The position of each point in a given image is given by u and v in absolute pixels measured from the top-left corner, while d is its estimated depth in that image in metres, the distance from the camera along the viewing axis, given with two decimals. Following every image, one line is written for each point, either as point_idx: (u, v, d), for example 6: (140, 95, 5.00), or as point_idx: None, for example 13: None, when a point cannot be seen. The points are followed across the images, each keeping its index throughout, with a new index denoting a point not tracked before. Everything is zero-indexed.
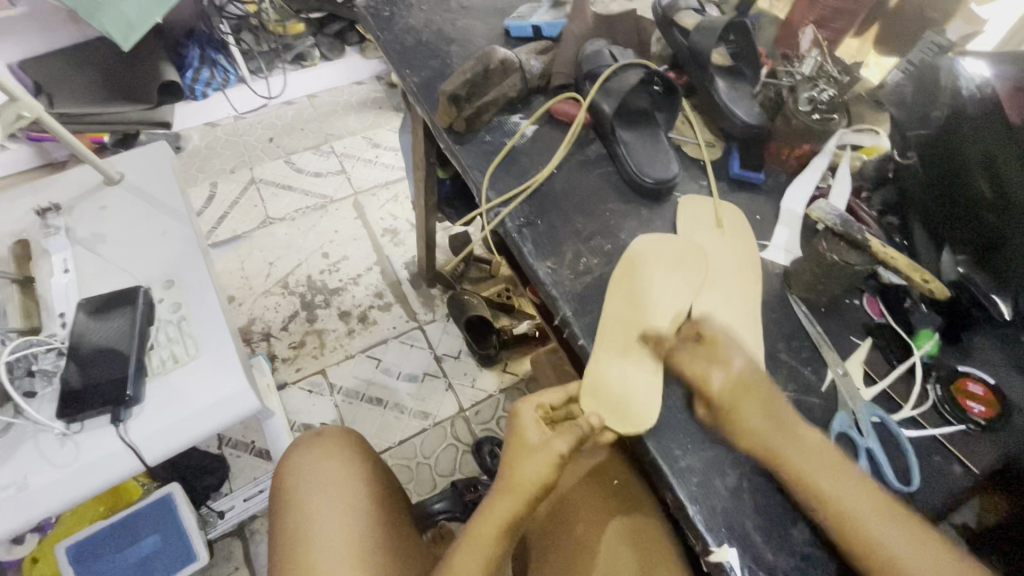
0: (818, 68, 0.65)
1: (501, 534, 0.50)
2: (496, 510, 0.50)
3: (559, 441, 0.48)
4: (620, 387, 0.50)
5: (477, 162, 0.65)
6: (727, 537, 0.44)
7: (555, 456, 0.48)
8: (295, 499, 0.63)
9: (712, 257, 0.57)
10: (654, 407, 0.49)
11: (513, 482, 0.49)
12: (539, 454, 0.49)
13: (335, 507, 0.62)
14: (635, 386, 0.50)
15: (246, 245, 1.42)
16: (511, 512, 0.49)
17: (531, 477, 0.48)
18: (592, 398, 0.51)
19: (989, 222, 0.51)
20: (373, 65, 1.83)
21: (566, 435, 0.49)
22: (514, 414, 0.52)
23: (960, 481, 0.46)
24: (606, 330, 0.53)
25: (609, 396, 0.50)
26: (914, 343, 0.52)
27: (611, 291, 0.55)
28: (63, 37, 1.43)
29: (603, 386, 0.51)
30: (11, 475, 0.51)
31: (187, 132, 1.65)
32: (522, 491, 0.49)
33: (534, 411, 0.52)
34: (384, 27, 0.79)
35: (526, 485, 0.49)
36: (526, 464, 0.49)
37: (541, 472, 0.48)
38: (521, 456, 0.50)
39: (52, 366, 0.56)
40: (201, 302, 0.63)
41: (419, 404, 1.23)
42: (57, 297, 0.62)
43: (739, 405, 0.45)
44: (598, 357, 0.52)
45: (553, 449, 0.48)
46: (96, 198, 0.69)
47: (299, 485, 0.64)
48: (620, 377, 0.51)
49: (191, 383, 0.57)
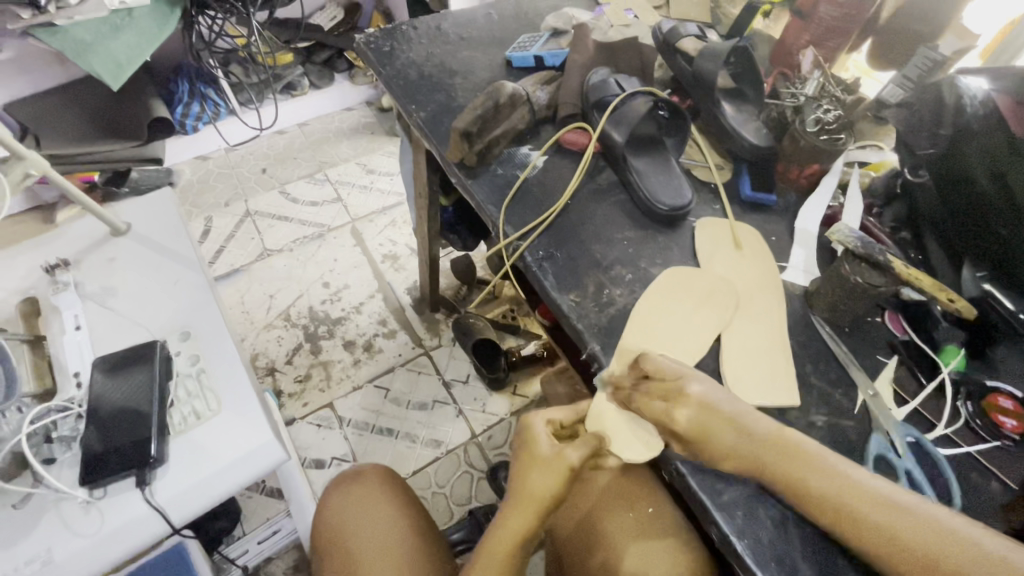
0: (822, 88, 0.69)
1: (516, 546, 0.51)
2: (512, 524, 0.50)
3: (571, 452, 0.49)
4: (625, 415, 0.52)
5: (491, 197, 0.65)
6: (776, 571, 0.43)
7: (566, 469, 0.49)
8: (348, 530, 0.64)
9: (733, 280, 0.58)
10: (657, 435, 0.50)
11: (524, 495, 0.50)
12: (550, 468, 0.49)
13: (381, 536, 0.63)
14: (646, 413, 0.51)
15: (245, 279, 1.41)
16: (523, 525, 0.50)
17: (540, 488, 0.50)
18: (595, 421, 0.53)
19: (1003, 236, 0.52)
20: (363, 92, 1.84)
21: (578, 446, 0.49)
22: (526, 426, 0.53)
23: (999, 497, 0.46)
24: (627, 357, 0.53)
25: (616, 422, 0.52)
26: (941, 359, 0.53)
27: (634, 324, 0.55)
28: (49, 77, 1.41)
29: (609, 414, 0.52)
30: (34, 548, 0.49)
31: (179, 167, 1.63)
32: (534, 502, 0.50)
33: (544, 425, 0.53)
34: (386, 62, 0.79)
35: (537, 496, 0.50)
36: (540, 473, 0.50)
37: (552, 484, 0.49)
38: (531, 468, 0.50)
39: (72, 431, 0.55)
40: (219, 354, 0.62)
41: (430, 432, 1.21)
42: (72, 356, 0.60)
43: (685, 389, 0.48)
44: (610, 385, 0.53)
45: (565, 461, 0.49)
46: (104, 250, 0.68)
47: (345, 519, 0.65)
48: (628, 403, 0.52)
49: (215, 440, 0.56)
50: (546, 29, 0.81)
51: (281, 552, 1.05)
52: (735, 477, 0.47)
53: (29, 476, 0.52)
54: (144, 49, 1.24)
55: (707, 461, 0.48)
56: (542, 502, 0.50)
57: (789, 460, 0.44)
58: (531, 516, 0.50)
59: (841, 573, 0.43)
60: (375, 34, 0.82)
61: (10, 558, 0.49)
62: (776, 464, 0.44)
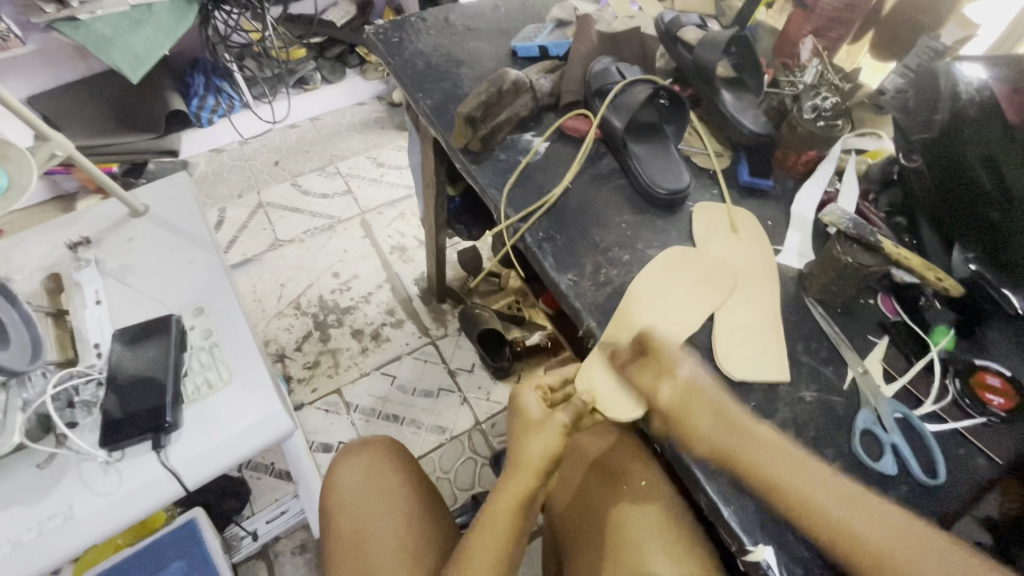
0: (819, 77, 0.68)
1: (520, 511, 0.52)
2: (515, 488, 0.52)
3: (561, 413, 0.53)
4: (613, 379, 0.55)
5: (494, 181, 0.67)
6: (762, 536, 0.45)
7: (560, 427, 0.52)
8: (342, 501, 0.66)
9: (726, 260, 0.60)
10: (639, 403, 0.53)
11: (522, 459, 0.53)
12: (545, 429, 0.52)
13: (381, 504, 0.65)
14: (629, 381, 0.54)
15: (257, 268, 1.44)
16: (525, 487, 0.52)
17: (538, 451, 0.52)
18: (587, 381, 0.55)
19: (994, 218, 0.53)
20: (374, 87, 1.87)
21: (567, 407, 0.53)
22: (516, 396, 0.56)
23: (984, 472, 0.47)
24: (626, 332, 0.55)
25: (605, 387, 0.55)
26: (930, 339, 0.53)
27: (633, 295, 0.56)
28: (70, 71, 1.45)
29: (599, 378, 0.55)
30: (56, 505, 0.52)
31: (194, 159, 1.67)
32: (532, 465, 0.52)
33: (534, 394, 0.56)
34: (395, 53, 0.81)
35: (538, 457, 0.52)
36: (536, 434, 0.53)
37: (548, 445, 0.52)
38: (527, 432, 0.53)
39: (92, 397, 0.58)
40: (231, 329, 0.65)
41: (435, 419, 1.24)
42: (92, 328, 0.63)
43: (689, 410, 0.49)
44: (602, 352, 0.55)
45: (558, 420, 0.53)
46: (124, 230, 0.71)
47: (344, 492, 0.67)
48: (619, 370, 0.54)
49: (227, 409, 0.59)
50: (551, 20, 0.83)
51: (289, 532, 1.07)
52: None
53: (53, 438, 0.55)
54: (163, 42, 1.29)
55: None
56: (542, 462, 0.52)
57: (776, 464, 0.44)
58: (533, 476, 0.52)
59: None
60: (385, 26, 0.84)
61: (33, 514, 0.52)
62: (773, 473, 0.44)
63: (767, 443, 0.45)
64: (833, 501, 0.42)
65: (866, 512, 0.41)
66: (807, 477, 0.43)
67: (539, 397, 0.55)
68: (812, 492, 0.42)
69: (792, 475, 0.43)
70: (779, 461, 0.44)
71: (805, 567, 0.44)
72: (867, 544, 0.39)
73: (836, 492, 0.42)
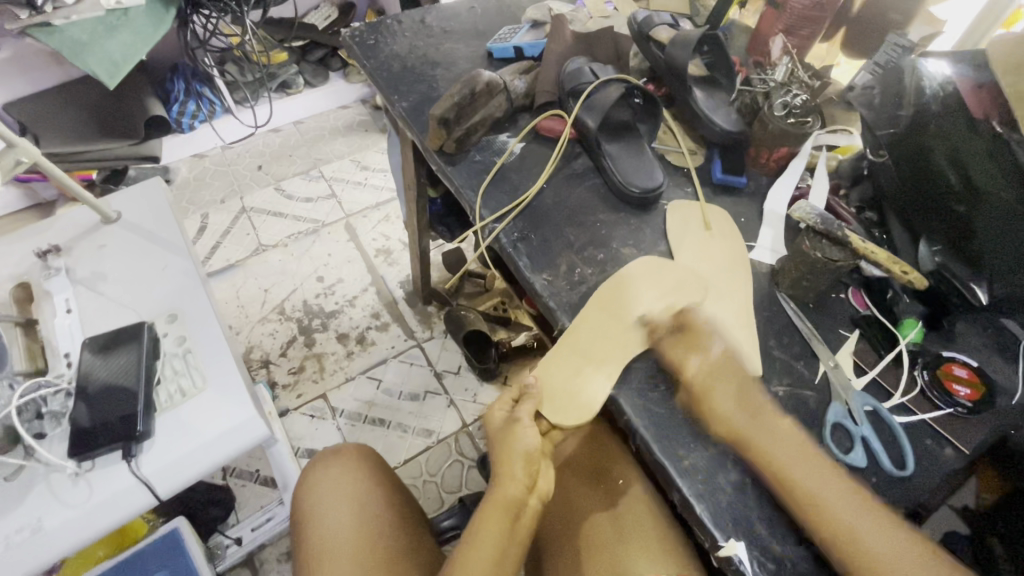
0: (790, 75, 0.70)
1: (512, 519, 0.50)
2: (501, 495, 0.51)
3: (522, 414, 0.53)
4: (565, 384, 0.54)
5: (469, 182, 0.67)
6: (734, 532, 0.45)
7: (525, 423, 0.53)
8: (314, 511, 0.65)
9: (700, 259, 0.60)
10: (589, 405, 0.53)
11: (502, 463, 0.52)
12: (517, 429, 0.53)
13: (355, 515, 0.64)
14: (588, 380, 0.53)
15: (240, 274, 1.43)
16: (512, 493, 0.50)
17: (516, 452, 0.52)
18: (542, 384, 0.55)
19: (960, 213, 0.54)
20: (357, 90, 1.86)
21: (526, 406, 0.54)
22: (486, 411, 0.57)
23: (952, 462, 0.48)
24: (588, 336, 0.55)
25: (553, 388, 0.55)
26: (899, 332, 0.54)
27: (598, 302, 0.56)
28: (46, 77, 1.42)
29: (552, 382, 0.55)
30: (24, 518, 0.51)
31: (175, 165, 1.65)
32: (510, 469, 0.51)
33: (504, 406, 0.56)
34: (370, 55, 0.81)
35: (518, 457, 0.51)
36: (516, 436, 0.52)
37: (528, 442, 0.52)
38: (507, 437, 0.53)
39: (61, 407, 0.57)
40: (205, 334, 0.64)
41: (422, 422, 1.23)
42: (62, 338, 0.63)
43: (711, 391, 0.49)
44: (556, 357, 0.56)
45: (522, 419, 0.53)
46: (95, 237, 0.70)
47: (316, 502, 0.66)
48: (572, 377, 0.54)
49: (200, 417, 0.58)
50: (526, 21, 0.83)
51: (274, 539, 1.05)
52: (697, 445, 0.49)
53: (20, 450, 0.54)
54: (140, 48, 1.29)
55: (670, 430, 0.49)
56: (524, 462, 0.51)
57: (797, 452, 0.46)
58: (517, 481, 0.51)
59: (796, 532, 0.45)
60: (360, 28, 0.84)
61: (2, 526, 0.51)
62: (791, 464, 0.45)
63: (776, 427, 0.48)
64: (834, 496, 0.43)
65: (874, 518, 0.41)
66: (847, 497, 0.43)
67: (502, 403, 0.56)
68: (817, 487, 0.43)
69: (807, 472, 0.44)
70: (797, 459, 0.45)
71: (776, 561, 0.44)
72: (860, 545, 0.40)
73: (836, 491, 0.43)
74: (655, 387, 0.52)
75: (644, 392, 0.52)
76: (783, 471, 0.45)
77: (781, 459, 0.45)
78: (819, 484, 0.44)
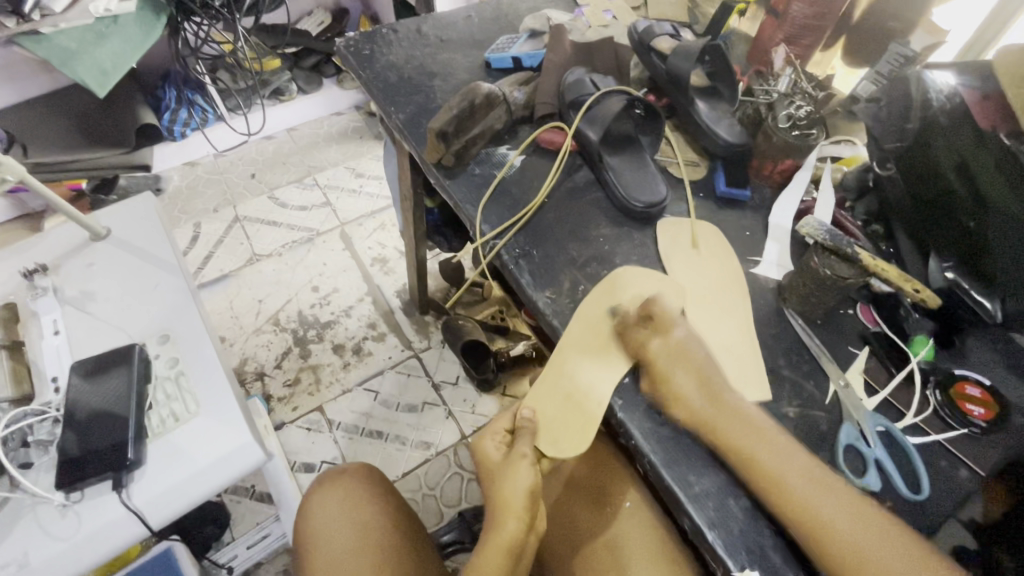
0: (793, 85, 0.69)
1: (513, 559, 0.47)
2: (499, 534, 0.48)
3: (521, 446, 0.52)
4: (560, 408, 0.54)
5: (469, 197, 0.65)
6: (747, 561, 0.44)
7: (525, 458, 0.51)
8: (316, 534, 0.64)
9: (688, 278, 0.59)
10: (588, 428, 0.52)
11: (502, 500, 0.49)
12: (517, 464, 0.50)
13: (356, 535, 0.63)
14: (582, 402, 0.53)
15: (234, 284, 1.40)
16: (512, 532, 0.48)
17: (516, 489, 0.49)
18: (537, 411, 0.55)
19: (968, 227, 0.53)
20: (351, 96, 1.84)
21: (524, 438, 0.52)
22: (476, 445, 0.55)
23: (967, 484, 0.47)
24: (579, 353, 0.55)
25: (550, 417, 0.54)
26: (911, 349, 0.53)
27: (586, 316, 0.56)
28: (33, 86, 1.40)
29: (544, 409, 0.55)
30: (10, 554, 0.49)
31: (167, 173, 1.62)
32: (511, 506, 0.49)
33: (495, 438, 0.55)
34: (366, 65, 0.79)
35: (519, 495, 0.49)
36: (516, 472, 0.50)
37: (528, 478, 0.50)
38: (504, 474, 0.51)
39: (48, 435, 0.55)
40: (198, 356, 0.62)
41: (420, 433, 1.21)
42: (49, 361, 0.60)
43: (713, 359, 0.50)
44: (545, 383, 0.56)
45: (522, 453, 0.51)
46: (84, 255, 0.68)
47: (318, 525, 0.64)
48: (565, 400, 0.54)
49: (192, 442, 0.56)
50: (524, 30, 0.82)
51: (271, 557, 1.03)
52: (706, 469, 0.47)
53: (5, 481, 0.52)
54: (130, 55, 1.25)
55: (680, 454, 0.48)
56: (525, 499, 0.49)
57: (753, 434, 0.46)
58: (516, 519, 0.48)
59: (809, 560, 0.44)
60: (356, 37, 0.82)
61: None
62: (758, 458, 0.44)
63: (750, 420, 0.47)
64: (798, 480, 0.43)
65: (840, 501, 0.42)
66: (818, 484, 0.43)
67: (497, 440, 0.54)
68: (788, 474, 0.43)
69: (776, 458, 0.44)
70: (778, 457, 0.44)
71: None
72: (821, 521, 0.41)
73: (799, 472, 0.43)
74: (662, 410, 0.50)
75: (652, 416, 0.50)
76: (747, 454, 0.45)
77: (742, 443, 0.46)
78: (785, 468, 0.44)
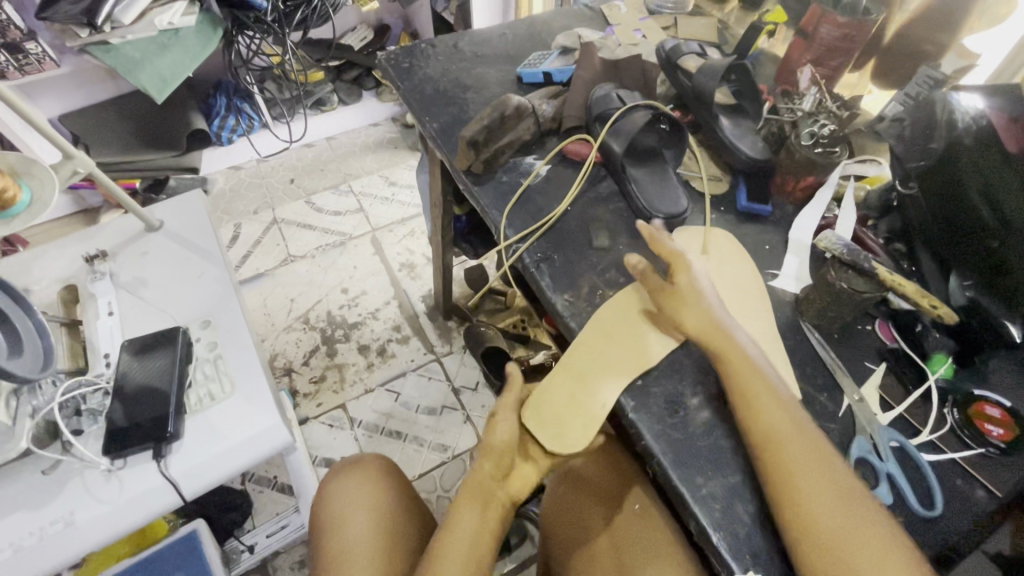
0: (817, 105, 0.68)
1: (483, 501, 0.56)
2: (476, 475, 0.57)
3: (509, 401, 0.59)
4: (564, 402, 0.55)
5: (495, 203, 0.68)
6: (751, 564, 0.44)
7: (510, 412, 0.58)
8: (335, 518, 0.66)
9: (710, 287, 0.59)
10: (591, 427, 0.53)
11: (488, 445, 0.57)
12: (502, 416, 0.58)
13: (370, 521, 0.65)
14: (592, 395, 0.54)
15: (268, 282, 1.47)
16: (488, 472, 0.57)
17: (500, 436, 0.57)
18: (542, 406, 0.56)
19: (994, 248, 0.53)
20: (388, 108, 1.92)
21: (512, 396, 0.59)
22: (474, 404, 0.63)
23: (984, 505, 0.47)
24: (591, 355, 0.56)
25: (549, 406, 0.56)
26: (928, 366, 0.54)
27: (602, 319, 0.57)
28: (99, 91, 1.48)
29: (551, 404, 0.56)
30: (58, 511, 0.54)
31: (213, 175, 1.72)
32: (494, 449, 0.57)
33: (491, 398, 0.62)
34: (404, 77, 0.84)
35: (499, 443, 0.56)
36: (498, 425, 0.58)
37: (509, 430, 0.57)
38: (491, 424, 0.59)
39: (98, 405, 0.60)
40: (236, 342, 0.66)
41: (438, 436, 1.24)
42: (103, 339, 0.66)
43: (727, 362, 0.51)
44: (554, 378, 0.57)
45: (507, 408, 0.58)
46: (138, 245, 0.74)
47: (337, 508, 0.67)
48: (570, 398, 0.55)
49: (225, 422, 0.60)
50: (556, 47, 0.86)
51: (288, 547, 1.06)
52: (715, 473, 0.48)
53: (59, 444, 0.57)
54: (189, 65, 1.34)
55: (688, 455, 0.49)
56: (502, 449, 0.57)
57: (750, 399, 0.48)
58: (491, 461, 0.57)
59: None
60: (396, 51, 0.87)
61: (35, 519, 0.53)
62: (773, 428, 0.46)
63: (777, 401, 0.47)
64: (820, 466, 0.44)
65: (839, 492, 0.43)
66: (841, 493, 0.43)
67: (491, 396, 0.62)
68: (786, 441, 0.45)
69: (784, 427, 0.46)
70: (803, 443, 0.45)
71: None
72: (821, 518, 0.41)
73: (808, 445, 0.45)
74: (673, 413, 0.52)
75: (664, 418, 0.51)
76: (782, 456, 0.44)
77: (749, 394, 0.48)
78: (797, 453, 0.44)
